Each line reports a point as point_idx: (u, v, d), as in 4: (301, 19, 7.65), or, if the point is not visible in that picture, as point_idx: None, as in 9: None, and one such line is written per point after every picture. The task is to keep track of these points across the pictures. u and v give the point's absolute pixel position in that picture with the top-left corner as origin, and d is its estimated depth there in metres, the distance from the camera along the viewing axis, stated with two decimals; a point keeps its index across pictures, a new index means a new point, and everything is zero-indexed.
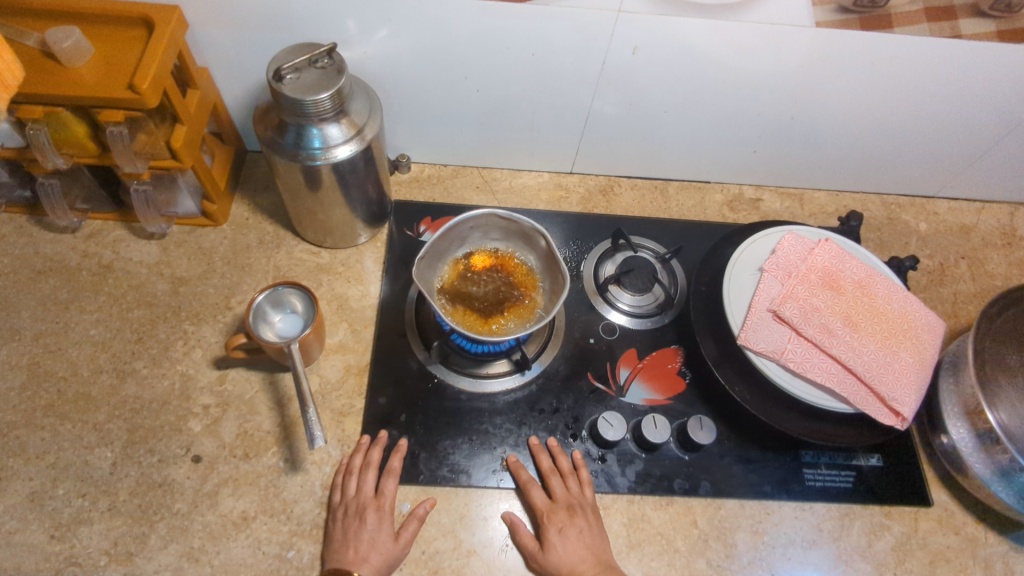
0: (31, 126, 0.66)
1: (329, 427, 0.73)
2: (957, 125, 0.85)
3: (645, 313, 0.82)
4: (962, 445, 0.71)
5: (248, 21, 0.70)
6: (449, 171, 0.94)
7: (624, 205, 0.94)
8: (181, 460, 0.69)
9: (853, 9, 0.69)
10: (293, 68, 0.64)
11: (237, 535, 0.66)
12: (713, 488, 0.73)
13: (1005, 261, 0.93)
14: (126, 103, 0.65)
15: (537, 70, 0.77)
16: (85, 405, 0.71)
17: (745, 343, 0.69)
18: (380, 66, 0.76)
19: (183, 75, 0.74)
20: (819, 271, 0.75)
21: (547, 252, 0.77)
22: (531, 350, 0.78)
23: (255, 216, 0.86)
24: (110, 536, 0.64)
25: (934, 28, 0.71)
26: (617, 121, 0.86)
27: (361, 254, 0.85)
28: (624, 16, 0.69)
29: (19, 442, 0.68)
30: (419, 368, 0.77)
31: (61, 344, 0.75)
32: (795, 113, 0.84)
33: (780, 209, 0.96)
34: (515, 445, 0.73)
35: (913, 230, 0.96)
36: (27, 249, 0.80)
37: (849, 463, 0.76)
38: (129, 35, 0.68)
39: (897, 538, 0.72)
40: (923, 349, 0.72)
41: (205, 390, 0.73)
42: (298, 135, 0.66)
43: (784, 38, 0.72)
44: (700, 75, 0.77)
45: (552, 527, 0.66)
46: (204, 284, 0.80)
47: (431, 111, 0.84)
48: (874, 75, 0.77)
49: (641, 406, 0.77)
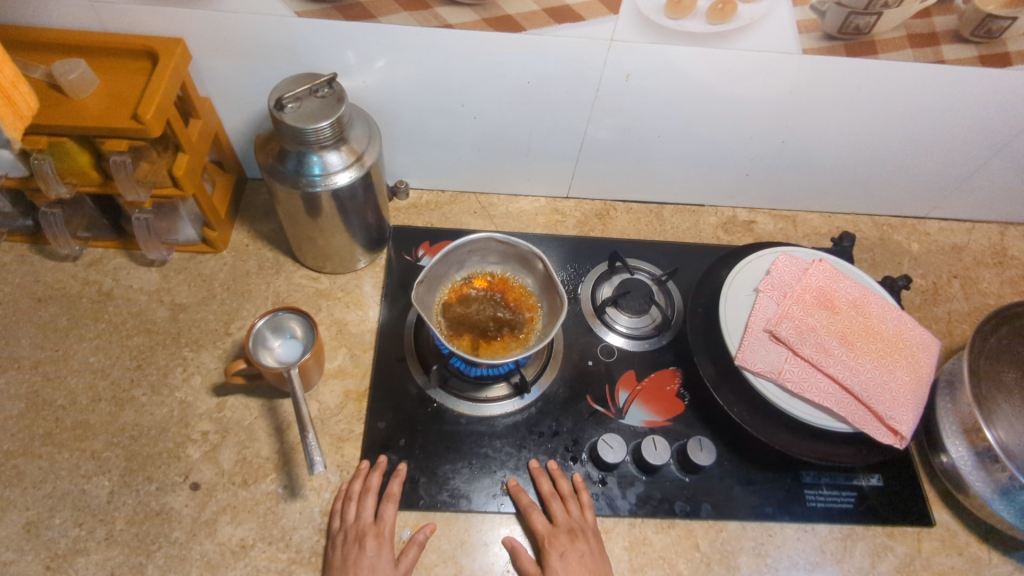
0: (36, 156, 0.68)
1: (329, 453, 0.73)
2: (944, 147, 0.87)
3: (641, 335, 0.83)
4: (962, 463, 0.71)
5: (250, 54, 0.72)
6: (447, 196, 0.95)
7: (620, 229, 0.95)
8: (180, 488, 0.69)
9: (839, 36, 0.71)
10: (293, 97, 0.65)
11: (236, 563, 0.65)
12: (715, 510, 0.73)
13: (997, 280, 0.95)
14: (129, 132, 0.66)
15: (533, 97, 0.78)
16: (83, 433, 0.71)
17: (742, 363, 0.70)
18: (379, 95, 0.78)
19: (186, 105, 0.75)
20: (814, 291, 0.76)
21: (545, 275, 0.78)
22: (530, 372, 0.79)
23: (255, 243, 0.87)
24: (106, 567, 0.64)
25: (917, 54, 0.72)
26: (612, 147, 0.87)
27: (360, 279, 0.86)
28: (617, 45, 0.71)
29: (16, 471, 0.68)
30: (418, 391, 0.77)
31: (59, 371, 0.75)
32: (785, 138, 0.86)
33: (773, 230, 0.98)
34: (515, 469, 0.73)
35: (905, 250, 0.97)
36: (28, 277, 0.81)
37: (850, 483, 0.76)
38: (133, 66, 0.70)
39: (901, 558, 0.71)
40: (919, 366, 0.72)
41: (204, 416, 0.73)
42: (299, 163, 0.67)
43: (772, 64, 0.74)
44: (691, 100, 0.79)
45: (554, 551, 0.65)
46: (204, 311, 0.81)
47: (429, 139, 0.86)
48: (861, 99, 0.79)
49: (641, 428, 0.77)
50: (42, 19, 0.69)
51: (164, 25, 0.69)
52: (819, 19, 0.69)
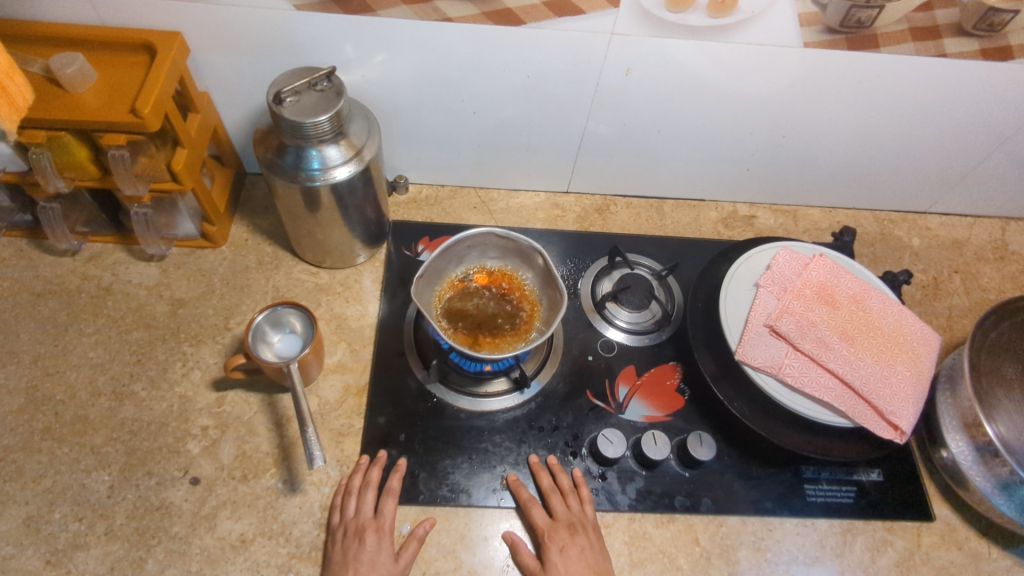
0: (35, 151, 0.67)
1: (328, 447, 0.73)
2: (946, 142, 0.87)
3: (642, 330, 0.83)
4: (962, 458, 0.71)
5: (250, 47, 0.72)
6: (446, 191, 0.95)
7: (621, 224, 0.95)
8: (180, 482, 0.69)
9: (841, 30, 0.70)
10: (292, 91, 0.65)
11: (235, 558, 0.65)
12: (714, 505, 0.73)
13: (998, 275, 0.95)
14: (126, 126, 0.66)
15: (532, 93, 0.78)
16: (83, 428, 0.71)
17: (743, 358, 0.70)
18: (378, 90, 0.78)
19: (185, 100, 0.75)
20: (814, 287, 0.76)
21: (545, 269, 0.77)
22: (530, 367, 0.79)
23: (255, 237, 0.87)
24: (107, 562, 0.64)
25: (918, 48, 0.72)
26: (612, 141, 0.87)
27: (360, 274, 0.86)
28: (616, 39, 0.70)
29: (16, 467, 0.68)
30: (418, 387, 0.77)
31: (59, 366, 0.74)
32: (786, 134, 0.86)
33: (774, 225, 0.97)
34: (515, 464, 0.73)
35: (906, 245, 0.97)
36: (27, 272, 0.81)
37: (849, 478, 0.76)
38: (131, 60, 0.70)
39: (900, 553, 0.71)
40: (920, 362, 0.72)
41: (204, 412, 0.73)
42: (298, 157, 0.67)
43: (773, 58, 0.73)
44: (691, 94, 0.79)
45: (553, 545, 0.65)
46: (203, 306, 0.80)
47: (429, 133, 0.85)
48: (861, 93, 0.79)
49: (641, 423, 0.77)
50: (38, 12, 0.69)
51: (163, 19, 0.69)
52: (821, 11, 0.68)
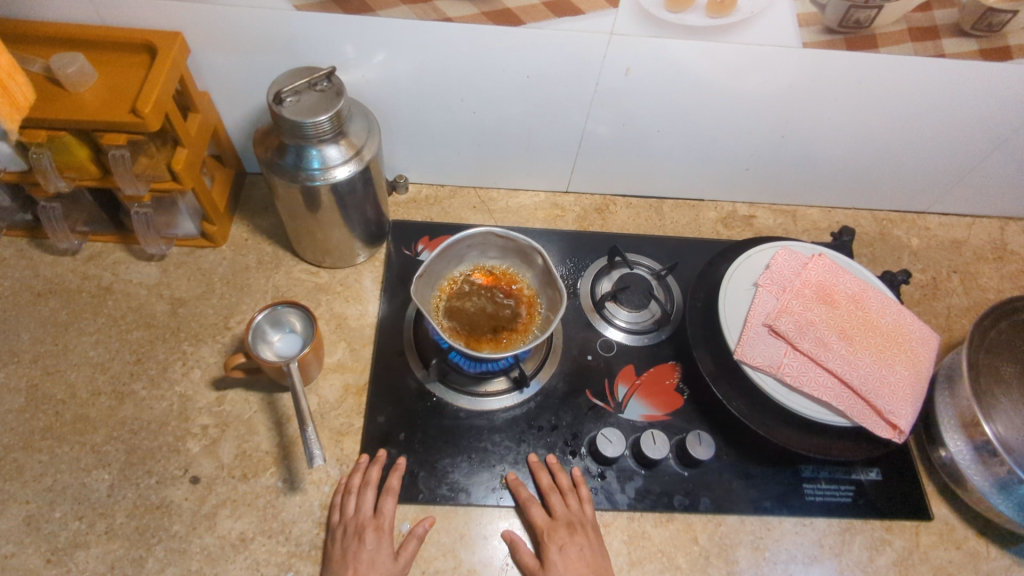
0: (35, 151, 0.67)
1: (328, 447, 0.73)
2: (944, 142, 0.87)
3: (641, 330, 0.83)
4: (960, 457, 0.71)
5: (250, 48, 0.72)
6: (446, 190, 0.95)
7: (620, 223, 0.95)
8: (180, 481, 0.69)
9: (840, 30, 0.71)
10: (292, 91, 0.65)
11: (236, 557, 0.65)
12: (713, 504, 0.73)
13: (997, 275, 0.95)
14: (126, 126, 0.66)
15: (532, 93, 0.79)
16: (83, 426, 0.71)
17: (742, 357, 0.70)
18: (378, 89, 0.78)
19: (185, 99, 0.75)
20: (813, 286, 0.76)
21: (545, 269, 0.78)
22: (529, 367, 0.79)
23: (255, 237, 0.87)
24: (107, 560, 0.64)
25: (917, 48, 0.72)
26: (611, 141, 0.87)
27: (360, 274, 0.86)
28: (616, 39, 0.71)
29: (16, 466, 0.68)
30: (418, 386, 0.77)
31: (59, 365, 0.75)
32: (785, 133, 0.86)
33: (774, 225, 0.98)
34: (515, 463, 0.73)
35: (905, 245, 0.97)
36: (28, 271, 0.81)
37: (848, 477, 0.76)
38: (132, 60, 0.70)
39: (899, 552, 0.72)
40: (919, 361, 0.73)
41: (204, 411, 0.73)
42: (298, 157, 0.67)
43: (773, 59, 0.73)
44: (690, 93, 0.79)
45: (553, 544, 0.65)
46: (204, 305, 0.81)
47: (428, 133, 0.85)
48: (860, 94, 0.79)
49: (640, 423, 0.77)
50: (38, 11, 0.69)
51: (164, 19, 0.69)
52: (820, 12, 0.69)
